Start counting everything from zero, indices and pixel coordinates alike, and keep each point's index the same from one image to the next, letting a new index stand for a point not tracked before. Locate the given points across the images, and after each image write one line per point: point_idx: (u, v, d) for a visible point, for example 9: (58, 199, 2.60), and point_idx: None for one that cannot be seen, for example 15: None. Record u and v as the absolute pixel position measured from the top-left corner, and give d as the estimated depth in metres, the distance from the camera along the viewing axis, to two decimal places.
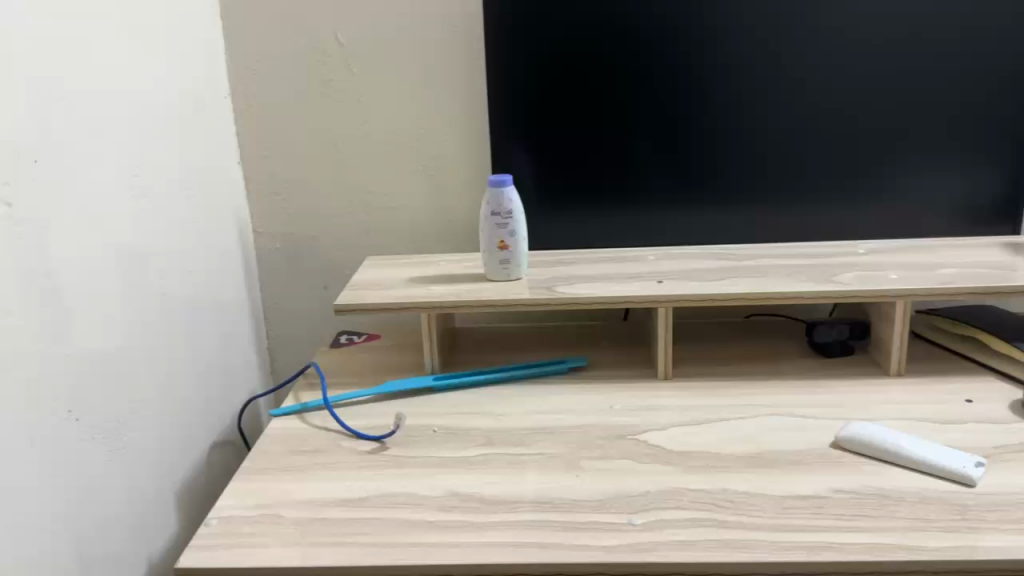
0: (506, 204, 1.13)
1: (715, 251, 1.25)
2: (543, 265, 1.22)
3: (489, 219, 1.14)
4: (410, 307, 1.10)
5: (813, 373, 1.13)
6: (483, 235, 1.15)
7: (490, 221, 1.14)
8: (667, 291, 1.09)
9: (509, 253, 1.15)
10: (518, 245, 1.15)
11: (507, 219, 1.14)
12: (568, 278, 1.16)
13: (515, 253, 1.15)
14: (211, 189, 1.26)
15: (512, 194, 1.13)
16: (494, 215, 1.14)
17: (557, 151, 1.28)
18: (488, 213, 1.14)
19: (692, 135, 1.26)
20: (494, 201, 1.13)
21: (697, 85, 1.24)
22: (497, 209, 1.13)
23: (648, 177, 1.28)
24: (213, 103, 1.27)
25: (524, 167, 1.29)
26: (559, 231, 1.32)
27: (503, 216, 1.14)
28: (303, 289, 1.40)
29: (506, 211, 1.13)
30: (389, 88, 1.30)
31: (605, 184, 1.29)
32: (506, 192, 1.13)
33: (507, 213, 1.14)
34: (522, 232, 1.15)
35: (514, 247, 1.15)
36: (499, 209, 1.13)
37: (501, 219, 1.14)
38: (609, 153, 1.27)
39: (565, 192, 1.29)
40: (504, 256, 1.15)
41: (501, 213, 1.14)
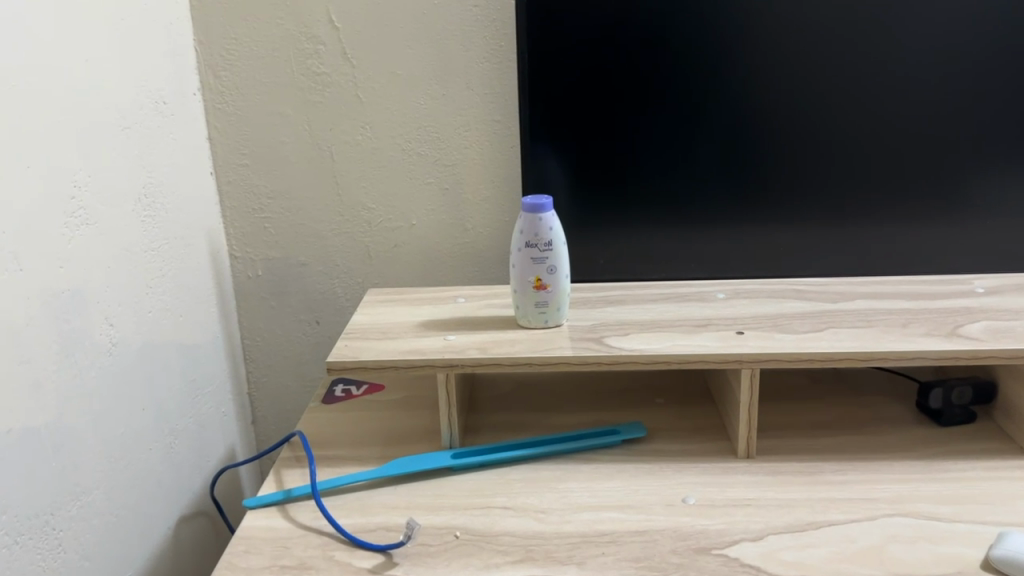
0: (544, 233, 0.89)
1: (797, 288, 1.01)
2: (587, 305, 0.98)
3: (522, 252, 0.90)
4: (423, 367, 0.86)
5: (930, 448, 0.89)
6: (515, 269, 0.91)
7: (524, 253, 0.90)
8: (751, 347, 0.85)
9: (549, 292, 0.91)
10: (560, 283, 0.91)
11: (545, 252, 0.90)
12: (621, 325, 0.92)
13: (556, 292, 0.91)
14: (176, 207, 1.02)
15: (554, 221, 0.90)
16: (528, 247, 0.90)
17: (604, 164, 1.02)
18: (521, 244, 0.90)
19: (772, 145, 1.01)
20: (529, 230, 0.89)
21: (779, 82, 0.99)
22: (533, 239, 0.89)
23: (716, 196, 1.04)
24: (178, 101, 1.02)
25: (563, 185, 1.03)
26: (603, 262, 1.07)
27: (540, 248, 0.90)
28: (291, 324, 1.16)
29: (545, 241, 0.89)
30: (397, 82, 1.05)
31: (663, 205, 1.04)
32: (544, 218, 0.89)
33: (546, 244, 0.90)
34: (563, 268, 0.91)
35: (554, 284, 0.91)
36: (535, 240, 0.89)
37: (537, 251, 0.90)
38: (668, 167, 1.02)
39: (612, 215, 1.05)
40: (542, 297, 0.91)
41: (538, 245, 0.90)
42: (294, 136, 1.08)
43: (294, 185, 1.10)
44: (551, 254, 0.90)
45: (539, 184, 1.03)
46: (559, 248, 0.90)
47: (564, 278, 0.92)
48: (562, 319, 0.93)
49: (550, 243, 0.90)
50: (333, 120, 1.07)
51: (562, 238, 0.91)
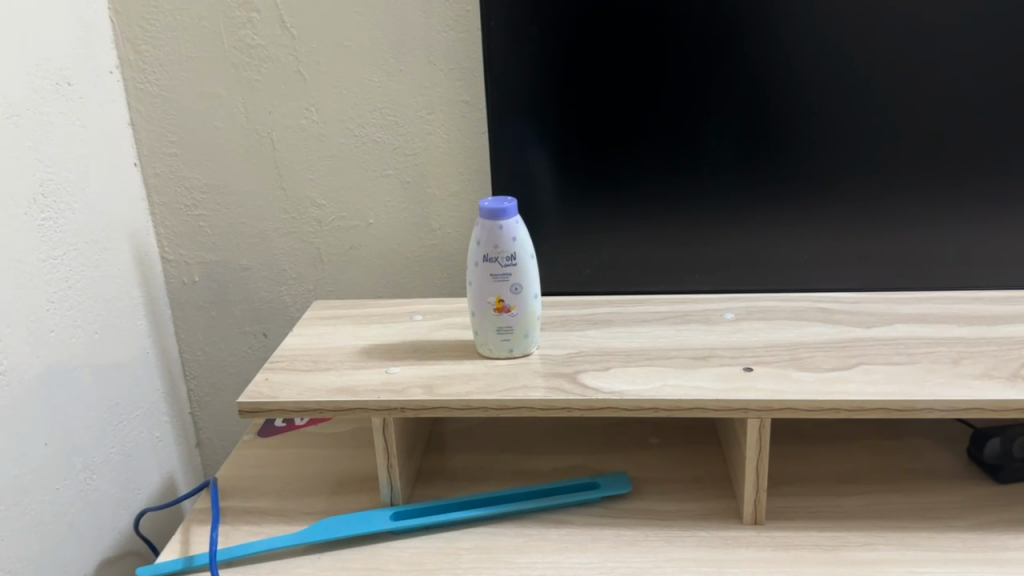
0: (506, 245, 0.72)
1: (823, 306, 0.83)
2: (566, 326, 0.82)
3: (480, 267, 0.73)
4: (355, 410, 0.71)
5: (986, 514, 0.72)
6: (471, 287, 0.75)
7: (482, 269, 0.73)
8: (760, 392, 0.68)
9: (512, 316, 0.74)
10: (527, 305, 0.74)
11: (507, 267, 0.73)
12: (602, 356, 0.75)
13: (522, 316, 0.75)
14: (89, 205, 0.86)
15: (519, 230, 0.73)
16: (486, 261, 0.73)
17: (590, 157, 0.84)
18: (478, 258, 0.73)
19: (799, 136, 0.81)
20: (487, 242, 0.72)
21: (811, 58, 0.78)
22: (492, 252, 0.72)
23: (728, 197, 0.84)
24: (89, 78, 0.86)
25: (539, 181, 0.85)
26: (589, 271, 0.89)
27: (501, 262, 0.73)
28: (234, 337, 1.01)
29: (507, 254, 0.72)
30: (346, 55, 0.89)
31: (661, 208, 0.85)
32: (506, 226, 0.72)
33: (508, 258, 0.73)
34: (530, 285, 0.74)
35: (519, 307, 0.74)
36: (494, 252, 0.72)
37: (497, 266, 0.73)
38: (669, 162, 0.83)
39: (599, 218, 0.86)
40: (505, 323, 0.75)
41: (498, 258, 0.73)
42: (228, 119, 0.92)
43: (231, 176, 0.95)
44: (515, 271, 0.73)
45: (512, 180, 0.85)
46: (525, 263, 0.73)
47: (533, 298, 0.75)
48: (531, 348, 0.77)
49: (513, 257, 0.73)
50: (272, 101, 0.91)
51: (530, 251, 0.74)
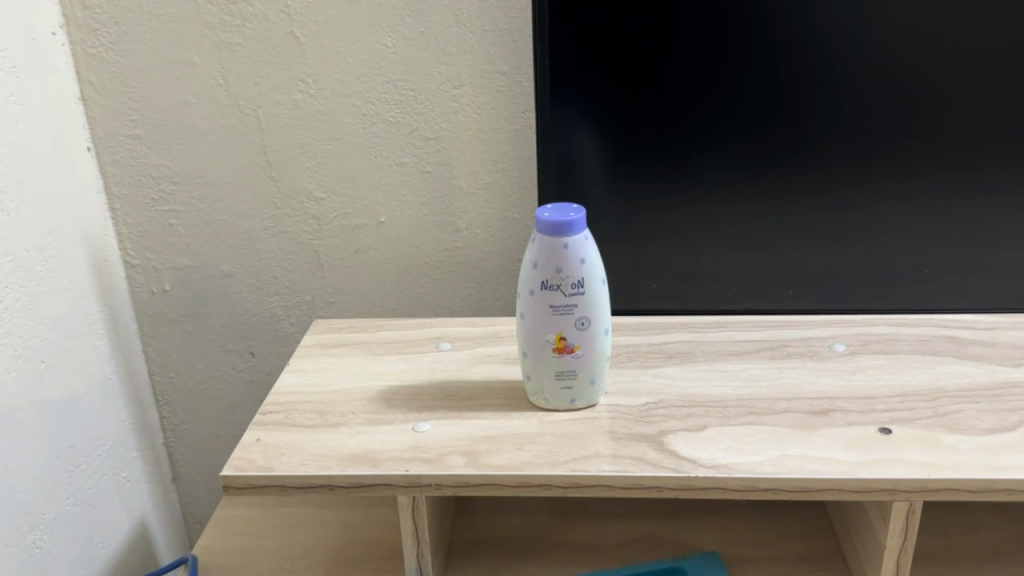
0: (573, 269, 0.56)
1: (951, 335, 0.67)
2: (635, 362, 0.65)
3: (537, 296, 0.57)
4: (377, 489, 0.54)
5: None
6: (523, 321, 0.58)
7: (539, 298, 0.56)
8: (907, 468, 0.52)
9: (577, 358, 0.58)
10: (595, 344, 0.58)
11: (573, 297, 0.56)
12: (690, 409, 0.59)
13: (588, 359, 0.58)
14: (30, 202, 0.68)
15: (589, 249, 0.56)
16: (546, 289, 0.56)
17: (667, 149, 0.65)
18: (534, 285, 0.57)
19: (936, 123, 0.63)
20: (547, 264, 0.56)
21: (963, 22, 0.60)
22: (551, 276, 0.56)
23: (839, 199, 0.66)
24: (24, 39, 0.67)
25: (600, 178, 0.66)
26: (655, 286, 0.70)
27: (563, 289, 0.56)
28: (215, 356, 0.84)
29: (570, 278, 0.56)
30: (352, 12, 0.70)
31: (753, 212, 0.67)
32: (570, 241, 0.55)
33: (575, 285, 0.56)
34: (600, 319, 0.58)
35: (586, 346, 0.58)
36: (556, 278, 0.56)
37: (558, 294, 0.56)
38: (767, 156, 0.65)
39: (673, 224, 0.68)
40: (566, 367, 0.58)
41: (559, 283, 0.56)
42: (203, 92, 0.74)
43: (207, 164, 0.76)
44: (582, 301, 0.56)
45: (565, 175, 0.66)
46: (595, 291, 0.57)
47: (602, 335, 0.58)
48: (598, 398, 0.60)
49: (581, 284, 0.56)
50: (259, 71, 0.73)
51: (602, 275, 0.57)
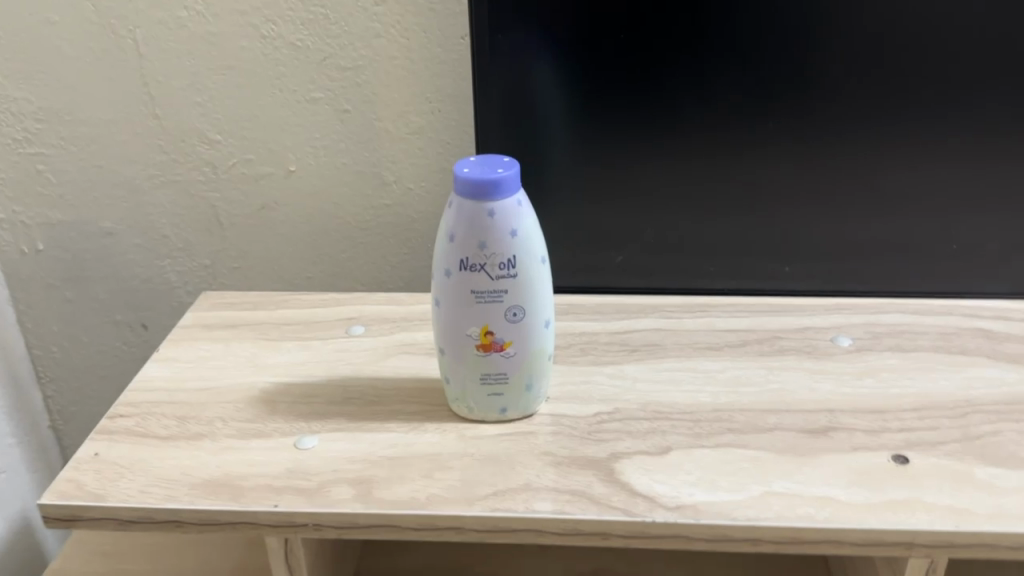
0: (501, 245, 0.42)
1: (980, 329, 0.55)
2: (588, 356, 0.52)
3: (454, 279, 0.43)
4: (237, 528, 0.41)
5: None
6: (439, 310, 0.45)
7: (458, 283, 0.43)
8: (930, 515, 0.40)
9: (507, 358, 0.45)
10: (530, 342, 0.45)
11: (500, 282, 0.43)
12: (652, 424, 0.46)
13: (522, 359, 0.45)
14: None
15: (522, 219, 0.43)
16: (466, 270, 0.43)
17: (629, 86, 0.51)
18: (450, 265, 0.43)
19: (978, 58, 0.49)
20: (467, 238, 0.42)
21: None
22: (473, 254, 0.42)
23: (847, 153, 0.52)
24: None
25: (548, 123, 0.52)
26: (622, 259, 0.57)
27: (489, 271, 0.43)
28: (100, 329, 0.71)
29: (499, 258, 0.42)
30: None
31: (738, 170, 0.53)
32: (499, 208, 0.42)
33: (503, 265, 0.43)
34: (537, 310, 0.44)
35: (519, 343, 0.45)
36: (479, 256, 0.42)
37: (483, 279, 0.43)
38: (754, 98, 0.51)
39: (639, 182, 0.54)
40: (494, 369, 0.45)
41: (484, 264, 0.43)
42: (65, 6, 0.59)
43: (77, 96, 0.62)
44: (513, 287, 0.43)
45: (505, 120, 0.52)
46: (530, 273, 0.43)
47: (541, 329, 0.45)
48: (536, 407, 0.47)
49: (511, 264, 0.43)
50: None
51: (541, 253, 0.44)
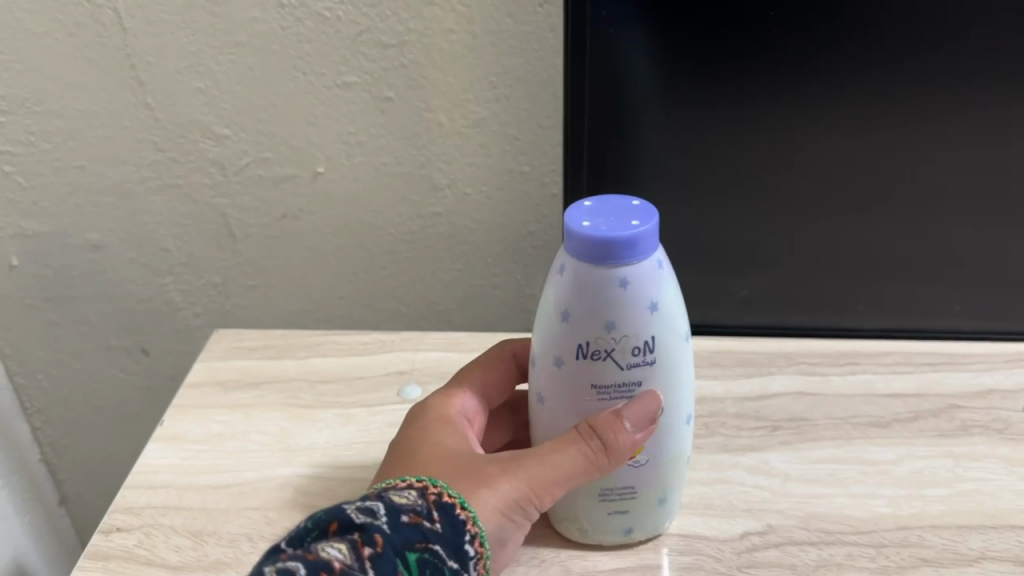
0: (635, 327, 0.30)
1: None
2: (715, 435, 0.41)
3: (569, 369, 0.31)
4: None
5: None
6: (543, 407, 0.33)
7: (574, 377, 0.31)
8: None
9: (637, 467, 0.33)
10: (666, 445, 0.33)
11: (634, 372, 0.31)
12: (821, 555, 0.34)
13: (655, 466, 0.33)
14: None
15: (663, 287, 0.30)
16: (585, 360, 0.31)
17: (697, 59, 0.37)
18: (562, 351, 0.31)
19: None
20: (586, 320, 0.30)
21: None
22: (598, 341, 0.30)
23: (972, 128, 0.38)
24: None
25: (649, 128, 0.38)
26: (746, 293, 0.45)
27: (619, 362, 0.30)
28: (94, 354, 0.59)
29: (631, 344, 0.30)
30: None
31: (831, 161, 0.39)
32: (635, 278, 0.29)
33: (638, 351, 0.30)
34: (678, 402, 0.32)
35: (652, 448, 0.33)
36: (606, 340, 0.30)
37: (610, 372, 0.31)
38: (842, 59, 0.36)
39: (719, 181, 0.40)
40: (618, 482, 0.33)
41: (612, 353, 0.30)
42: None
43: (47, 82, 0.48)
44: (647, 377, 0.31)
45: (596, 128, 0.39)
46: (668, 357, 0.31)
47: (681, 428, 0.33)
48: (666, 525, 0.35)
49: (648, 349, 0.30)
50: None
51: (683, 328, 0.32)
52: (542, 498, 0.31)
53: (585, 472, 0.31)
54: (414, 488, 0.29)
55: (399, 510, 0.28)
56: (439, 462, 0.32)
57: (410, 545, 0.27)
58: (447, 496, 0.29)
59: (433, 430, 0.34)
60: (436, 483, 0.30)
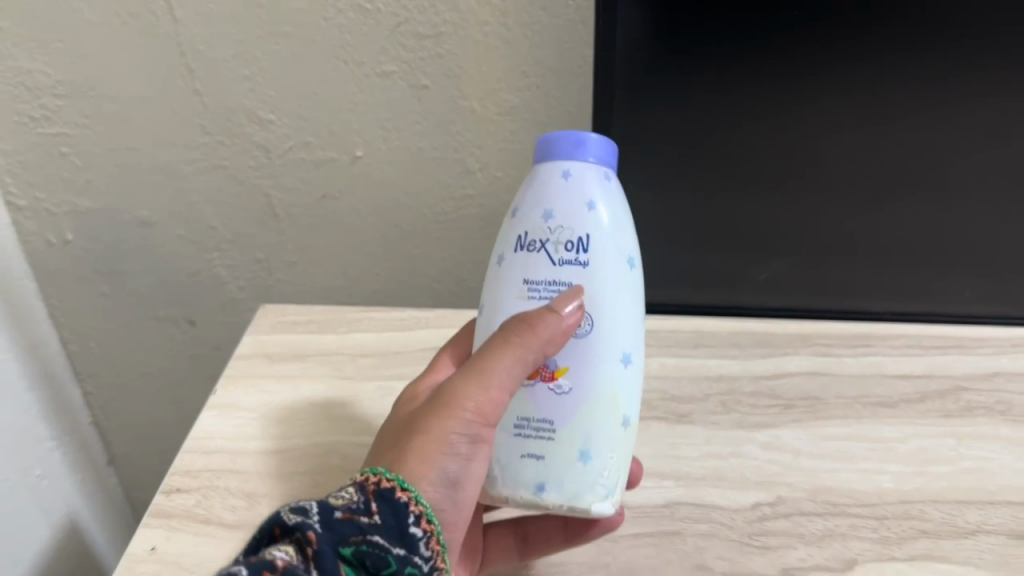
0: (572, 217, 0.31)
1: None
2: (732, 411, 0.43)
3: (506, 265, 0.33)
4: None
5: None
6: (482, 319, 0.34)
7: (510, 265, 0.32)
8: None
9: (559, 394, 0.31)
10: (592, 379, 0.31)
11: (564, 269, 0.31)
12: (825, 525, 0.37)
13: (578, 400, 0.31)
14: None
15: (608, 196, 0.32)
16: (523, 250, 0.32)
17: (722, 62, 0.38)
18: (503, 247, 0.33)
19: None
20: (530, 207, 0.32)
21: None
22: (535, 223, 0.32)
23: (984, 127, 0.39)
24: None
25: (676, 126, 0.40)
26: (766, 277, 0.47)
27: (548, 249, 0.32)
28: (143, 325, 0.63)
29: (562, 233, 0.31)
30: None
31: (849, 157, 0.41)
32: (578, 173, 0.32)
33: (571, 246, 0.31)
34: (611, 327, 0.31)
35: (576, 375, 0.31)
36: (542, 230, 0.32)
37: (539, 258, 0.32)
38: (860, 63, 0.38)
39: (741, 173, 0.42)
40: (536, 412, 0.31)
41: (544, 239, 0.32)
42: None
43: (102, 69, 0.51)
44: (579, 283, 0.31)
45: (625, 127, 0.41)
46: (606, 274, 0.31)
47: (614, 367, 0.32)
48: (592, 503, 0.31)
49: (582, 247, 0.31)
50: None
51: (628, 254, 0.32)
52: (479, 415, 0.30)
53: (514, 361, 0.29)
54: (353, 485, 0.28)
55: (332, 507, 0.27)
56: (385, 442, 0.31)
57: (345, 540, 0.26)
58: (386, 482, 0.28)
59: (391, 416, 0.33)
60: (375, 472, 0.28)
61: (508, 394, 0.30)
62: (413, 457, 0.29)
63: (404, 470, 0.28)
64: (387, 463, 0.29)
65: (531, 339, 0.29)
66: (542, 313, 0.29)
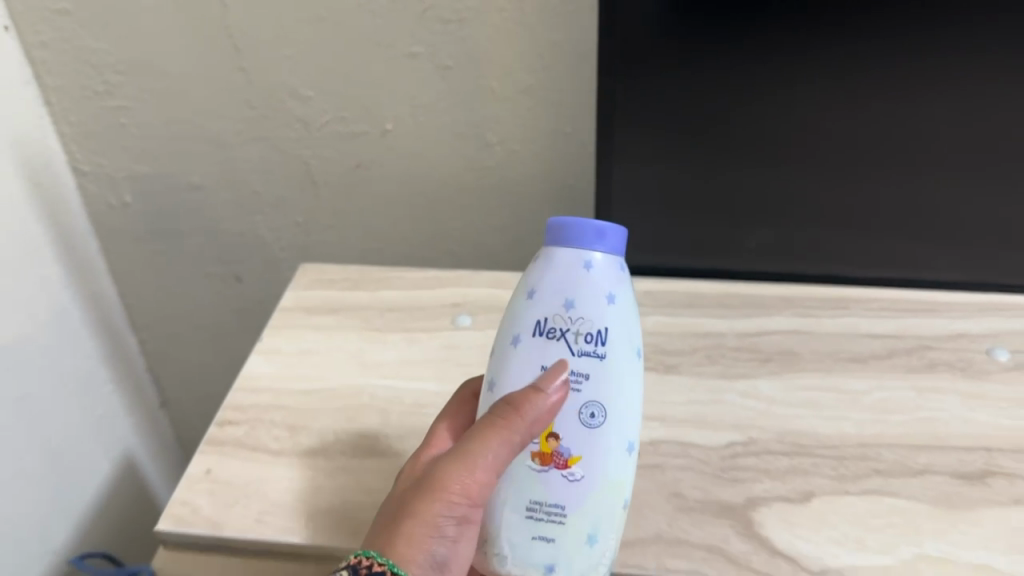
0: (591, 309, 0.32)
1: None
2: (717, 364, 0.48)
3: (523, 348, 0.33)
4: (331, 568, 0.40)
5: None
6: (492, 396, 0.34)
7: (528, 349, 0.33)
8: None
9: (569, 481, 0.33)
10: (602, 467, 0.33)
11: (582, 360, 0.33)
12: (789, 462, 0.42)
13: (587, 489, 0.32)
14: None
15: (624, 289, 0.33)
16: (542, 335, 0.33)
17: (710, 58, 0.42)
18: (520, 330, 0.34)
19: None
20: (551, 294, 0.33)
21: None
22: (556, 313, 0.33)
23: (951, 118, 0.43)
24: None
25: (670, 115, 0.45)
26: (756, 245, 0.51)
27: (566, 340, 0.33)
28: (194, 280, 0.69)
29: (582, 326, 0.33)
30: None
31: (827, 141, 0.45)
32: (598, 267, 0.33)
33: (590, 338, 0.33)
34: (622, 417, 0.33)
35: (589, 463, 0.33)
36: (562, 318, 0.33)
37: (557, 347, 0.33)
38: (836, 61, 0.41)
39: (729, 156, 0.46)
40: (550, 497, 0.33)
41: (563, 329, 0.33)
42: None
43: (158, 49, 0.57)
44: (595, 373, 0.33)
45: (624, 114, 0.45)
46: (620, 366, 0.33)
47: (623, 455, 0.33)
48: None
49: (600, 339, 0.33)
50: None
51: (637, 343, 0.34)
52: (468, 496, 0.33)
53: (501, 444, 0.32)
54: (347, 567, 0.32)
55: None
56: (384, 514, 0.34)
57: None
58: (378, 566, 0.32)
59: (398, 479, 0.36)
60: (368, 557, 0.32)
61: (495, 474, 0.33)
62: (404, 543, 0.32)
63: (395, 554, 0.32)
64: (380, 545, 0.32)
65: (518, 423, 0.32)
66: (528, 397, 0.32)
